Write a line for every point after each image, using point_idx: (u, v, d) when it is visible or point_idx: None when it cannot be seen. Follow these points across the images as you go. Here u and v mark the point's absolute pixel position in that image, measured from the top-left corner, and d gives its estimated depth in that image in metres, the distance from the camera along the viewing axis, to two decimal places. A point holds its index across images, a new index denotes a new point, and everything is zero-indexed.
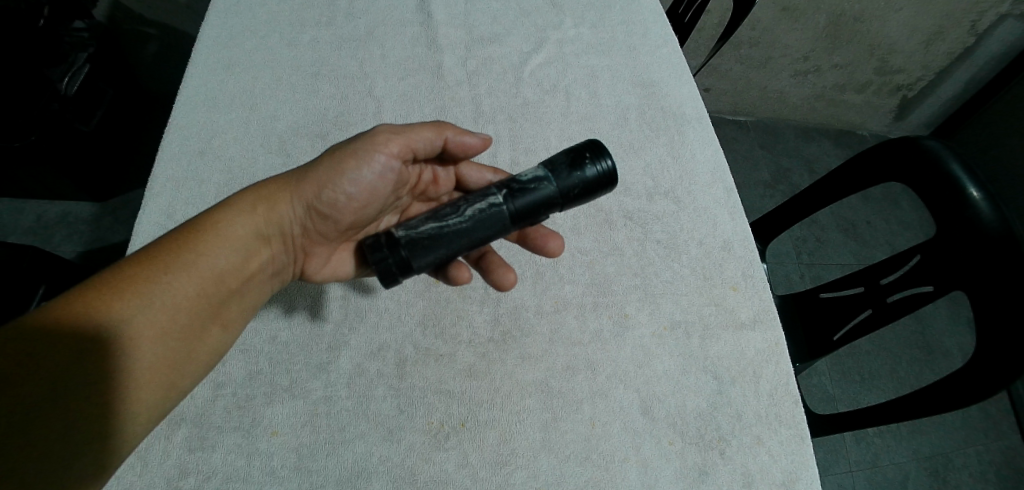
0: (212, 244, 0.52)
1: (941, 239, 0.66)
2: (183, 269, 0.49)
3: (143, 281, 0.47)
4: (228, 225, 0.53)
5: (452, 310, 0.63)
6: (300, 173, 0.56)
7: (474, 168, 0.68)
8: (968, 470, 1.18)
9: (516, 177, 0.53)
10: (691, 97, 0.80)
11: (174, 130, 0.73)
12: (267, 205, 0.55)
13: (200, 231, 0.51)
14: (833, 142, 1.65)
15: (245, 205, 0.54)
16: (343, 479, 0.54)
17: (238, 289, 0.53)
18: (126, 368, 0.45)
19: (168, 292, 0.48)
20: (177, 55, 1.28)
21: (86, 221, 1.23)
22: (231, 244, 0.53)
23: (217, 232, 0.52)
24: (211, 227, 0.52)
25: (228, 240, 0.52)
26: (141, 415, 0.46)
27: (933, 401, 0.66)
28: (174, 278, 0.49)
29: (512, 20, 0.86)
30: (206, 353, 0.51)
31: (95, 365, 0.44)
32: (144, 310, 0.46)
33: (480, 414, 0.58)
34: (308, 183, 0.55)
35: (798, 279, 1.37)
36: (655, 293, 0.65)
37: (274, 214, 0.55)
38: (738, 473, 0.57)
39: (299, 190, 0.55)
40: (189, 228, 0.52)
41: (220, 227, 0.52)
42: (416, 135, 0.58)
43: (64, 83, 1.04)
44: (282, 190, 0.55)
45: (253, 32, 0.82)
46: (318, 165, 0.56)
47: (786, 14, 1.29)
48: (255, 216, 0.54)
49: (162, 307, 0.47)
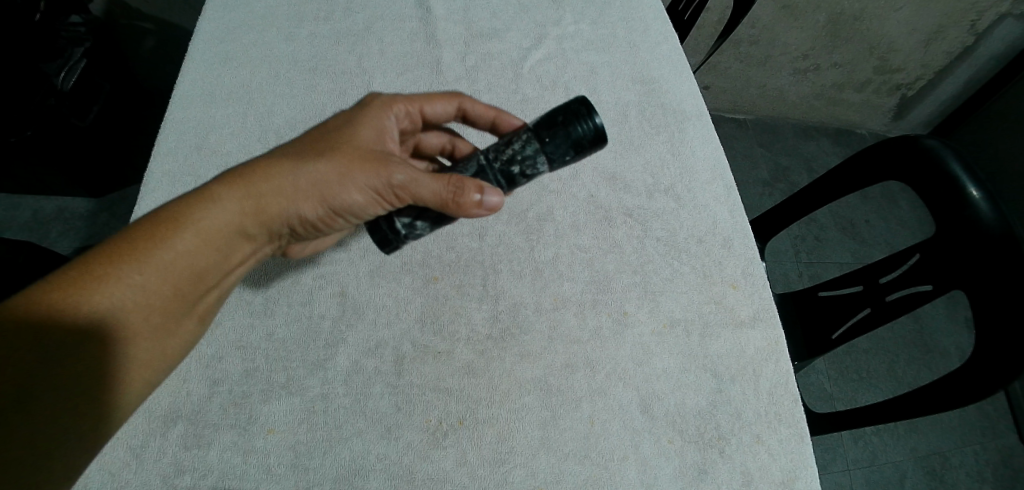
0: (193, 241, 0.50)
1: (941, 238, 0.65)
2: (160, 268, 0.48)
3: (126, 279, 0.46)
4: (211, 221, 0.50)
5: (450, 307, 0.62)
6: (295, 179, 0.51)
7: (438, 103, 0.63)
8: (965, 468, 1.18)
9: (527, 180, 0.55)
10: (691, 94, 0.79)
11: (171, 126, 0.72)
12: (258, 205, 0.51)
13: (180, 227, 0.49)
14: (831, 141, 1.65)
15: (233, 196, 0.51)
16: (341, 478, 0.54)
17: (214, 285, 0.52)
18: (102, 366, 0.46)
19: (142, 293, 0.47)
20: (174, 50, 1.27)
21: (83, 216, 1.24)
22: (216, 242, 0.51)
23: (199, 228, 0.50)
24: (195, 221, 0.50)
25: (211, 238, 0.50)
26: (117, 406, 0.48)
27: (932, 400, 0.66)
28: (149, 279, 0.47)
29: (512, 15, 0.85)
30: (179, 347, 0.52)
31: (80, 364, 0.45)
32: (123, 308, 0.46)
33: (479, 412, 0.57)
34: (302, 194, 0.52)
35: (796, 278, 1.38)
36: (655, 291, 0.65)
37: (261, 215, 0.52)
38: (738, 472, 0.57)
39: (291, 197, 0.52)
40: (174, 219, 0.49)
41: (206, 224, 0.50)
42: (424, 187, 0.51)
43: (60, 78, 1.02)
44: (274, 196, 0.51)
45: (252, 26, 0.81)
46: (315, 177, 0.51)
47: (785, 12, 1.28)
48: (241, 215, 0.51)
49: (135, 309, 0.47)
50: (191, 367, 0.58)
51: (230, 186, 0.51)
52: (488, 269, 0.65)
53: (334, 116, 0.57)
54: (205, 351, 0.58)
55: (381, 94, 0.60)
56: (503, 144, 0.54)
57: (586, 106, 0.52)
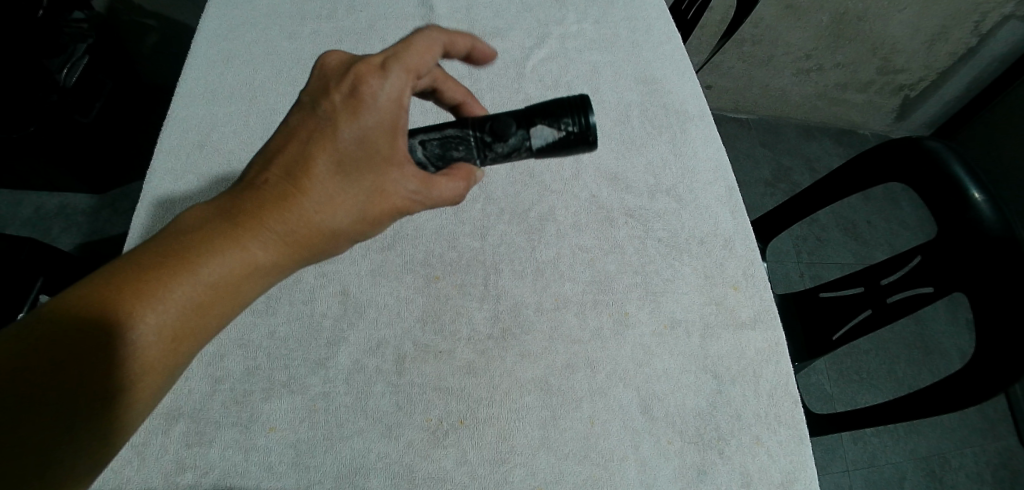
0: (220, 296, 0.44)
1: (942, 240, 0.66)
2: (188, 328, 0.42)
3: (145, 345, 0.40)
4: (236, 270, 0.44)
5: (451, 307, 0.62)
6: (326, 220, 0.46)
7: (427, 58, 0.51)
8: (964, 470, 1.19)
9: None
10: (693, 94, 0.79)
11: (173, 123, 0.72)
12: (286, 251, 0.46)
13: (205, 280, 0.43)
14: (833, 141, 1.65)
15: (257, 242, 0.45)
16: (342, 476, 0.54)
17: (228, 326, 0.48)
18: (120, 429, 0.41)
19: (167, 355, 0.42)
20: (177, 46, 1.26)
21: (84, 213, 1.24)
22: (240, 291, 0.45)
23: (223, 280, 0.44)
24: (219, 272, 0.43)
25: (237, 290, 0.45)
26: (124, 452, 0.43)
27: (932, 402, 0.66)
28: (175, 340, 0.42)
29: (515, 14, 0.85)
30: None
31: (97, 430, 0.39)
32: (142, 380, 0.41)
33: (480, 411, 0.57)
34: (332, 233, 0.47)
35: (797, 279, 1.38)
36: (656, 291, 0.65)
37: (286, 259, 0.46)
38: (738, 474, 0.57)
39: (320, 238, 0.47)
40: (194, 271, 0.42)
41: (228, 277, 0.44)
42: (441, 200, 0.50)
43: (63, 74, 1.03)
44: (305, 241, 0.46)
45: (254, 25, 0.81)
46: (345, 215, 0.46)
47: (789, 12, 1.28)
48: (267, 260, 0.45)
49: (158, 373, 0.42)
50: (192, 365, 0.58)
51: (250, 232, 0.45)
52: (490, 268, 0.65)
53: (346, 121, 0.46)
54: (206, 350, 0.59)
55: (381, 78, 0.47)
56: (503, 156, 0.53)
57: (589, 143, 0.52)
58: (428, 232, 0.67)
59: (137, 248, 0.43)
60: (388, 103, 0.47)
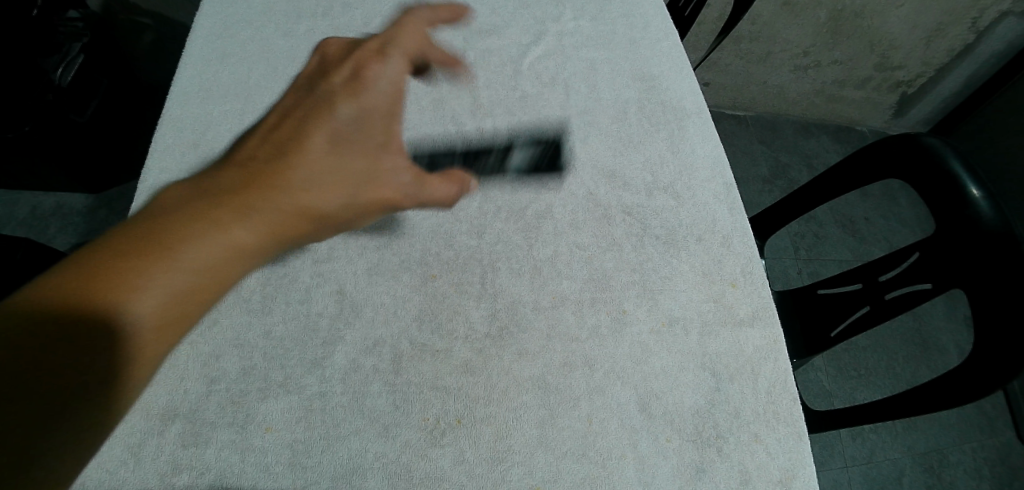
0: (210, 279, 0.42)
1: (941, 237, 0.65)
2: (178, 312, 0.41)
3: (134, 329, 0.39)
4: (229, 253, 0.44)
5: (448, 306, 0.62)
6: (320, 200, 0.50)
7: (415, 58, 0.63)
8: (963, 466, 1.19)
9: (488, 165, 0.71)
10: (691, 91, 0.79)
11: (168, 122, 0.72)
12: (277, 233, 0.47)
13: (196, 262, 0.42)
14: (832, 138, 1.65)
15: (249, 224, 0.45)
16: (338, 476, 0.54)
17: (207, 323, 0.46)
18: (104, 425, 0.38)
19: (156, 342, 0.40)
20: (175, 45, 1.24)
21: (81, 212, 1.24)
22: (231, 278, 0.44)
23: (214, 262, 0.43)
24: (211, 254, 0.43)
25: (227, 275, 0.44)
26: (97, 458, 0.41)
27: (931, 399, 0.66)
28: (166, 325, 0.40)
29: (512, 11, 0.85)
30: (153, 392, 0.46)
31: (81, 422, 0.37)
32: (128, 368, 0.39)
33: (477, 410, 0.57)
34: (325, 213, 0.51)
35: (795, 275, 1.38)
36: (654, 289, 0.65)
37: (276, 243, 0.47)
38: (736, 472, 0.57)
39: (313, 219, 0.50)
40: (185, 252, 0.41)
41: (220, 259, 0.43)
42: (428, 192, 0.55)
43: (58, 73, 1.02)
44: (299, 221, 0.49)
45: (249, 23, 0.81)
46: (339, 196, 0.51)
47: (786, 9, 1.28)
48: (258, 244, 0.46)
49: (145, 362, 0.40)
50: (190, 365, 0.57)
51: (240, 213, 0.45)
52: (487, 266, 0.65)
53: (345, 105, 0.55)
54: (203, 349, 0.58)
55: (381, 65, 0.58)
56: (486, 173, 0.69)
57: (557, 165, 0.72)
58: (425, 231, 0.66)
59: (125, 226, 0.42)
60: (383, 90, 0.57)
